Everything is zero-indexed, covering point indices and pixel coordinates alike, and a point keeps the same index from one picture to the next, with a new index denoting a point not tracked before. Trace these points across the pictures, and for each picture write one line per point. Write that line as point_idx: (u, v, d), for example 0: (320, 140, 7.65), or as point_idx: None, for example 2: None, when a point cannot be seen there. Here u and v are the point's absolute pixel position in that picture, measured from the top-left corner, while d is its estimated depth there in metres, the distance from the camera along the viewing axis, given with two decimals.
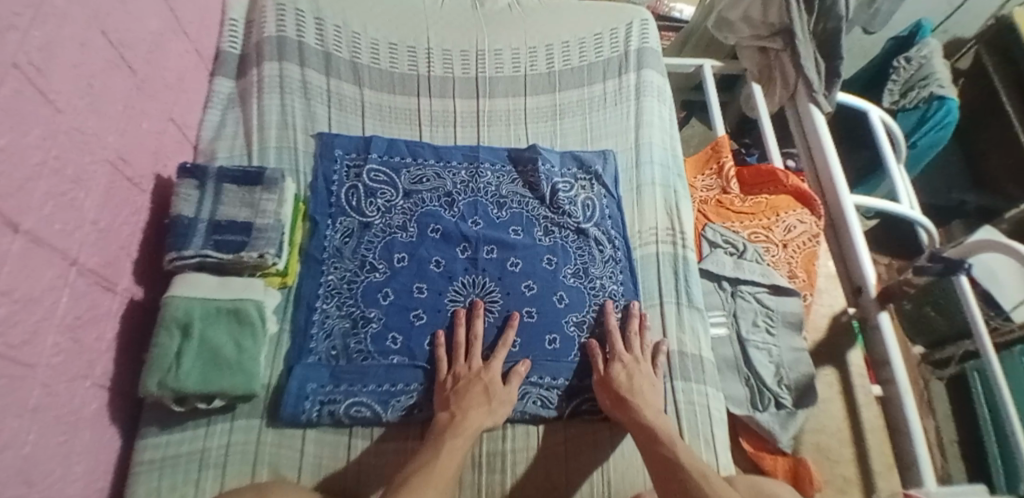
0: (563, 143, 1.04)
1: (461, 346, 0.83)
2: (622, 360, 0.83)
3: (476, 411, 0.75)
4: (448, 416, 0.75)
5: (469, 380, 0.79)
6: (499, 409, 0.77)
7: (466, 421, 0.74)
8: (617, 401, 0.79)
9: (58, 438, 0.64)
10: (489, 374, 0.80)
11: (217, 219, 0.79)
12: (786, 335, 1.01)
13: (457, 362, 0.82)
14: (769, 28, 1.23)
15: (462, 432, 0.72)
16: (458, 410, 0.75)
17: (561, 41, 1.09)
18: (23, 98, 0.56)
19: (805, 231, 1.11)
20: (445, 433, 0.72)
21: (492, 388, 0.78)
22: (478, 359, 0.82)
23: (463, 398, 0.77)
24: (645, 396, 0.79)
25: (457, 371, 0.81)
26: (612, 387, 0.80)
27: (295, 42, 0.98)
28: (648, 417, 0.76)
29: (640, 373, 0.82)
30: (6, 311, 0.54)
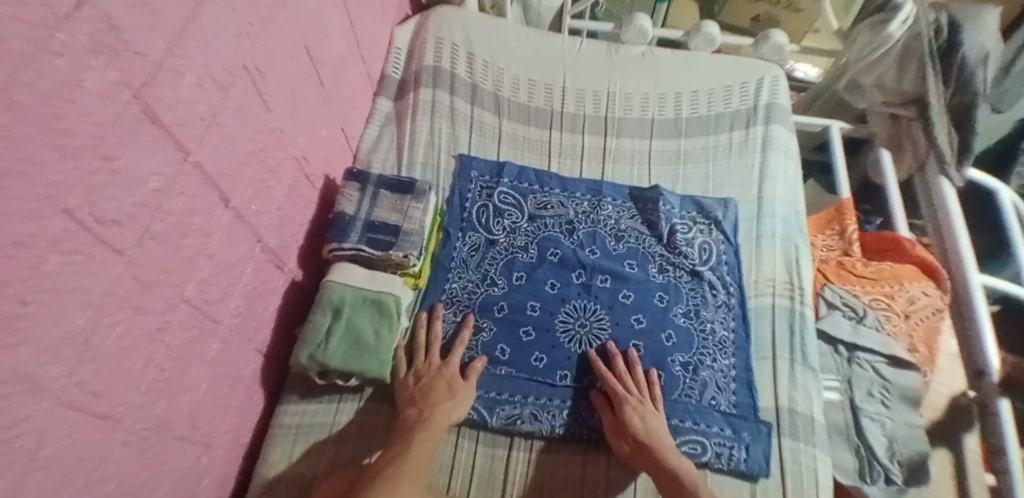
0: (683, 187, 1.08)
1: (419, 345, 0.86)
2: (632, 404, 0.81)
3: (442, 406, 0.79)
4: (415, 413, 0.77)
5: (432, 378, 0.82)
6: (461, 403, 0.81)
7: (434, 414, 0.77)
8: (637, 447, 0.78)
9: (223, 391, 0.73)
10: (448, 371, 0.83)
11: (372, 220, 0.88)
12: (902, 410, 0.95)
13: (416, 361, 0.85)
14: (901, 95, 1.23)
15: (431, 425, 0.76)
16: (425, 406, 0.78)
17: (690, 90, 1.15)
18: (245, 96, 0.65)
19: (929, 304, 1.06)
20: (415, 428, 0.75)
21: (454, 384, 0.82)
22: (434, 358, 0.85)
23: (428, 392, 0.80)
24: (663, 438, 0.78)
25: (417, 370, 0.84)
26: (624, 432, 0.79)
27: (448, 72, 1.09)
28: (671, 461, 0.75)
29: (650, 415, 0.81)
30: (208, 272, 0.65)
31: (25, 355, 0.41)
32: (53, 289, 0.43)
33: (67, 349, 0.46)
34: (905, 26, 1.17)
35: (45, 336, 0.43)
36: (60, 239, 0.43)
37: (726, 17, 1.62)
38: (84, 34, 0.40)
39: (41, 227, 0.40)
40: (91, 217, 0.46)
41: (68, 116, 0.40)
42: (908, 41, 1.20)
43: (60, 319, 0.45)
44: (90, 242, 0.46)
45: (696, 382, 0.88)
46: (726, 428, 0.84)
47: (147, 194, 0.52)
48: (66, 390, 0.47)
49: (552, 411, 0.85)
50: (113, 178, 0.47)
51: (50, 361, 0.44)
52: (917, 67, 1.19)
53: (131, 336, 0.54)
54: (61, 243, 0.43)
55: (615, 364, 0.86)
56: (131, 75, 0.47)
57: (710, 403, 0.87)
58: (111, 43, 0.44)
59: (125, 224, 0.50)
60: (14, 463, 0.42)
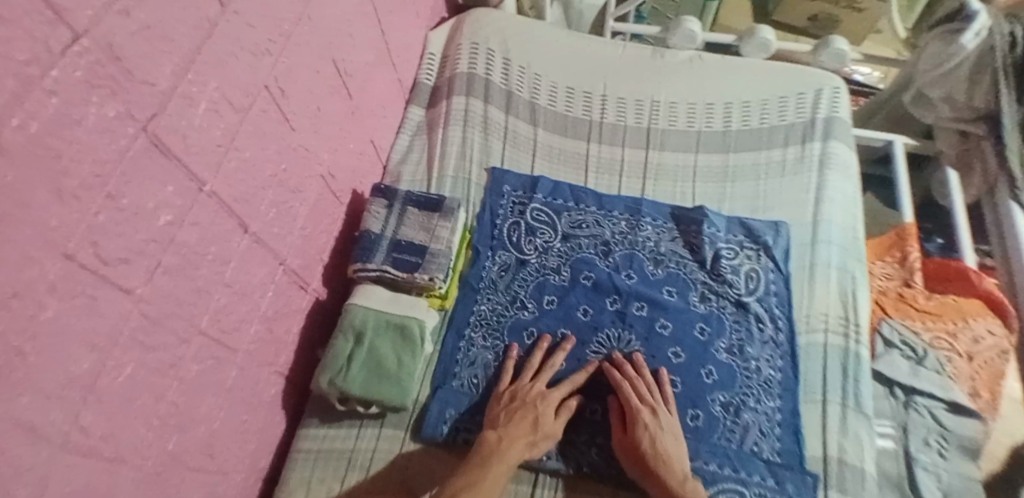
0: (730, 208, 1.00)
1: (532, 367, 0.83)
2: (643, 422, 0.76)
3: (521, 440, 0.73)
4: (495, 438, 0.73)
5: (525, 404, 0.78)
6: (541, 442, 0.75)
7: (511, 449, 0.72)
8: (643, 468, 0.74)
9: (241, 417, 0.70)
10: (544, 406, 0.78)
11: (398, 238, 0.84)
12: (960, 462, 0.87)
13: (519, 380, 0.81)
14: (973, 110, 1.13)
15: (505, 460, 0.71)
16: (505, 435, 0.74)
17: (741, 101, 1.07)
18: (266, 117, 0.61)
19: (993, 345, 0.96)
20: (491, 455, 0.71)
21: (543, 421, 0.76)
22: (535, 385, 0.80)
23: (513, 421, 0.75)
24: (671, 459, 0.74)
25: (517, 389, 0.80)
26: (632, 451, 0.75)
27: (483, 79, 1.03)
28: (676, 486, 0.71)
29: (663, 433, 0.76)
30: (225, 300, 0.61)
31: (24, 408, 0.38)
32: (52, 338, 0.40)
33: (69, 395, 0.43)
34: (978, 38, 1.07)
35: (46, 385, 0.40)
36: (60, 285, 0.39)
37: (781, 16, 1.51)
38: (82, 69, 0.36)
39: (38, 275, 0.36)
40: (95, 257, 0.42)
41: (66, 157, 0.36)
42: (981, 54, 1.09)
43: (61, 365, 0.41)
44: (94, 283, 0.43)
45: (737, 425, 0.82)
46: (769, 477, 0.78)
47: (157, 228, 0.48)
48: (69, 436, 0.44)
49: (580, 449, 0.80)
50: (119, 215, 0.43)
51: (52, 410, 0.41)
52: (991, 82, 1.09)
53: (141, 375, 0.51)
54: (62, 289, 0.39)
55: (624, 372, 0.82)
56: (137, 107, 0.42)
57: (752, 449, 0.81)
58: (113, 74, 0.39)
59: (133, 261, 0.47)
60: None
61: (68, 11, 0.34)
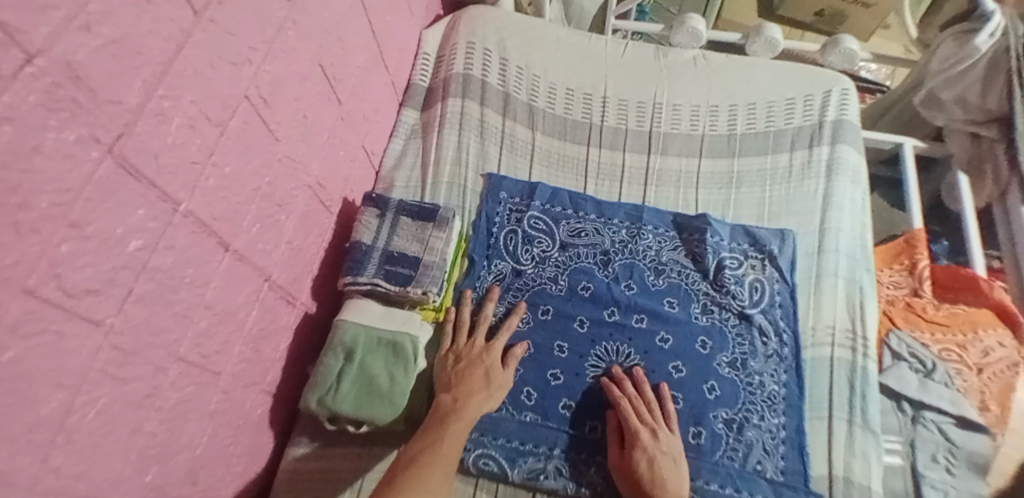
0: (735, 216, 0.97)
1: (465, 323, 0.82)
2: (642, 444, 0.73)
3: (476, 396, 0.74)
4: (449, 400, 0.73)
5: (471, 362, 0.77)
6: (494, 394, 0.76)
7: (468, 405, 0.73)
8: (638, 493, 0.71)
9: (227, 440, 0.67)
10: (490, 358, 0.78)
11: (390, 250, 0.80)
12: (970, 480, 0.85)
13: (458, 340, 0.80)
14: (986, 113, 1.09)
15: (464, 417, 0.72)
16: (459, 394, 0.73)
17: (747, 102, 1.03)
18: (249, 129, 0.57)
19: (1005, 357, 0.94)
20: (448, 416, 0.71)
21: (493, 372, 0.77)
22: (480, 341, 0.80)
23: (464, 377, 0.75)
24: (669, 482, 0.71)
25: (458, 349, 0.79)
26: (631, 475, 0.73)
27: (479, 80, 0.99)
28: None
29: (661, 455, 0.73)
30: (206, 323, 0.58)
31: None
32: (14, 382, 0.36)
33: (34, 439, 0.40)
34: (993, 39, 1.04)
35: (10, 430, 0.37)
36: (22, 324, 0.36)
37: (787, 12, 1.46)
38: (39, 92, 0.33)
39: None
40: (59, 291, 0.39)
41: (22, 190, 0.33)
42: (996, 54, 1.05)
43: (26, 409, 0.38)
44: (59, 318, 0.39)
45: (741, 443, 0.80)
46: None
47: (128, 255, 0.45)
48: (36, 479, 0.41)
49: (580, 468, 0.78)
50: (85, 244, 0.40)
51: (16, 456, 0.38)
52: (1005, 84, 1.05)
53: (114, 409, 0.48)
54: (23, 328, 0.36)
55: (624, 390, 0.80)
56: (103, 128, 0.39)
57: (755, 469, 0.78)
58: (75, 96, 0.36)
59: (102, 292, 0.43)
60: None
61: (21, 29, 0.30)
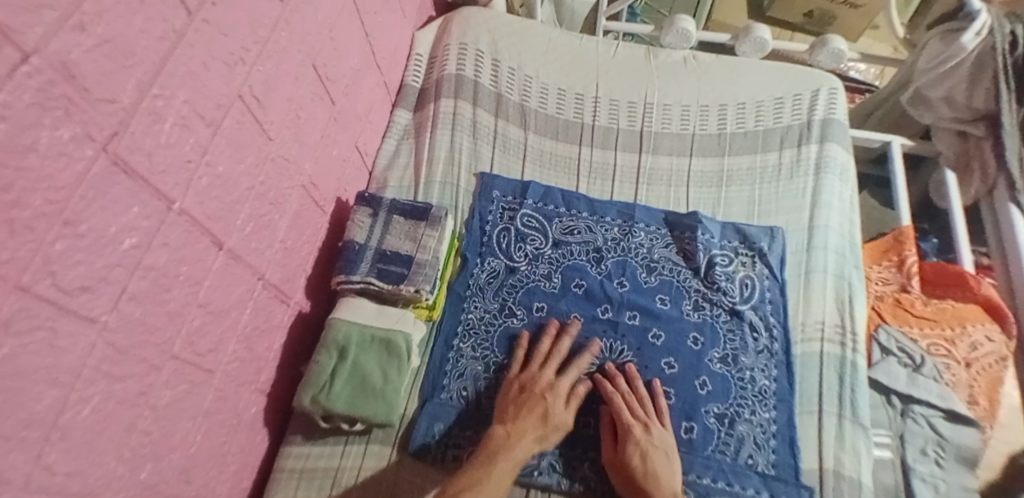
0: (725, 213, 0.98)
1: (542, 354, 0.81)
2: (634, 438, 0.74)
3: (530, 434, 0.72)
4: (502, 434, 0.71)
5: (533, 396, 0.76)
6: (551, 434, 0.73)
7: (519, 443, 0.71)
8: (632, 487, 0.72)
9: (221, 439, 0.67)
10: (554, 396, 0.76)
11: (383, 248, 0.81)
12: (958, 472, 0.86)
13: (529, 369, 0.79)
14: (973, 111, 1.11)
15: (514, 455, 0.69)
16: (513, 430, 0.72)
17: (737, 102, 1.04)
18: (242, 129, 0.58)
19: (992, 351, 0.96)
20: (500, 451, 0.69)
21: (553, 413, 0.74)
22: (546, 376, 0.78)
23: (522, 413, 0.74)
24: (661, 476, 0.72)
25: (524, 379, 0.78)
26: (622, 469, 0.73)
27: (472, 81, 1.00)
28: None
29: (653, 449, 0.74)
30: (200, 322, 0.58)
31: None
32: (7, 379, 0.37)
33: (26, 437, 0.40)
34: (978, 38, 1.04)
35: (2, 428, 0.37)
36: (16, 320, 0.36)
37: (776, 12, 1.48)
38: (33, 90, 0.33)
39: None
40: (55, 288, 0.39)
41: (16, 187, 0.33)
42: (981, 53, 1.06)
43: (18, 406, 0.38)
44: (54, 313, 0.40)
45: (732, 437, 0.80)
46: (763, 491, 0.77)
47: (122, 253, 0.46)
48: (32, 475, 0.41)
49: (573, 463, 0.78)
50: (78, 242, 0.40)
51: (10, 452, 0.39)
52: (991, 83, 1.06)
53: (108, 406, 0.49)
54: (17, 324, 0.36)
55: (619, 385, 0.80)
56: (97, 126, 0.39)
57: (747, 463, 0.79)
58: (69, 94, 0.36)
59: (96, 290, 0.44)
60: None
61: (17, 29, 0.31)
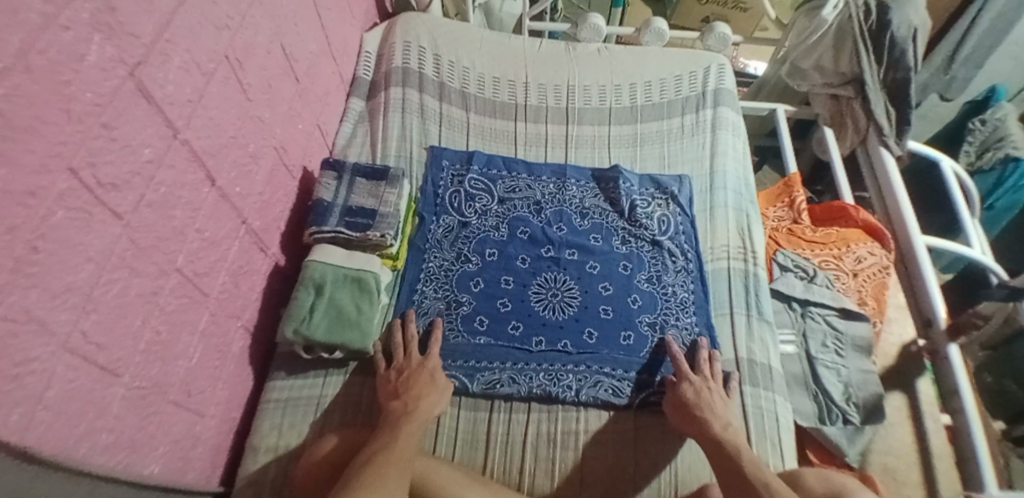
0: (642, 167, 1.16)
1: (398, 344, 0.87)
2: (692, 379, 0.84)
3: (426, 399, 0.79)
4: (401, 405, 0.77)
5: (413, 371, 0.83)
6: (441, 396, 0.81)
7: (418, 407, 0.77)
8: (687, 417, 0.80)
9: (214, 363, 0.76)
10: (430, 365, 0.84)
11: (349, 205, 0.94)
12: (856, 359, 1.01)
13: (396, 358, 0.85)
14: (840, 76, 1.32)
15: (415, 417, 0.75)
16: (409, 399, 0.78)
17: (644, 80, 1.25)
18: (227, 83, 0.73)
19: (876, 262, 1.12)
20: (400, 420, 0.74)
21: (436, 376, 0.83)
22: (416, 352, 0.86)
23: (411, 386, 0.80)
24: (717, 409, 0.81)
25: (399, 365, 0.84)
26: (680, 404, 0.82)
27: (417, 72, 1.19)
28: (719, 431, 0.77)
29: (711, 390, 0.83)
30: (197, 245, 0.69)
31: (33, 303, 0.45)
32: (59, 241, 0.47)
33: (69, 299, 0.49)
34: (836, 11, 1.26)
35: (50, 285, 0.47)
36: (66, 195, 0.47)
37: (679, 20, 1.73)
38: (87, 13, 0.48)
39: (49, 182, 0.45)
40: (93, 178, 0.50)
41: (74, 84, 0.47)
42: (840, 24, 1.27)
43: (64, 270, 0.48)
44: (91, 202, 0.50)
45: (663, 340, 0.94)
46: None
47: (140, 164, 0.57)
48: (70, 336, 0.50)
49: (530, 374, 0.88)
50: (111, 145, 0.52)
51: (56, 309, 0.48)
52: (852, 50, 1.27)
53: (129, 295, 0.58)
54: (66, 200, 0.47)
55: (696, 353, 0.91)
56: (127, 53, 0.53)
57: None
58: (110, 22, 0.51)
59: (122, 189, 0.55)
60: (22, 401, 0.45)
61: None
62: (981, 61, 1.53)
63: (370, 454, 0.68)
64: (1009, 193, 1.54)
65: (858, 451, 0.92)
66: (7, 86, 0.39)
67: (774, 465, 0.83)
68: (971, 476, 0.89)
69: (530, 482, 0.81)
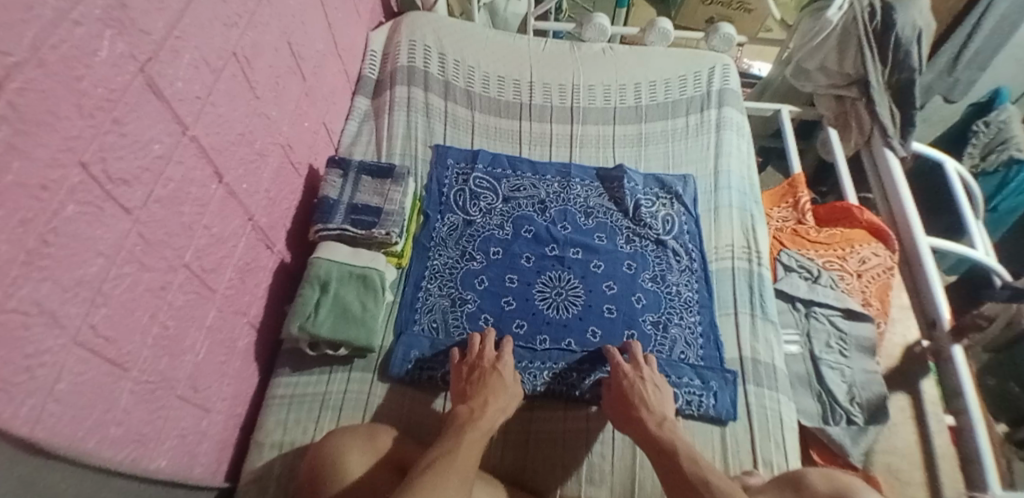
0: (646, 167, 1.16)
1: (472, 345, 0.86)
2: (625, 375, 0.83)
3: (493, 407, 0.76)
4: (467, 411, 0.74)
5: (485, 371, 0.82)
6: (507, 404, 0.78)
7: (484, 415, 0.74)
8: (625, 415, 0.78)
9: (220, 359, 0.77)
10: (503, 367, 0.82)
11: (354, 203, 0.95)
12: (860, 359, 1.01)
13: (470, 355, 0.85)
14: (845, 77, 1.32)
15: (480, 426, 0.72)
16: (477, 406, 0.75)
17: (648, 81, 1.25)
18: (235, 81, 0.73)
19: (880, 263, 1.12)
20: (466, 426, 0.71)
21: (506, 382, 0.80)
22: (491, 352, 0.85)
23: (480, 390, 0.78)
24: (652, 404, 0.79)
25: (472, 363, 0.83)
26: (618, 400, 0.81)
27: (422, 71, 1.20)
28: (653, 428, 0.75)
29: (645, 383, 0.82)
30: (205, 241, 0.70)
31: (45, 296, 0.45)
32: (71, 234, 0.47)
33: (80, 292, 0.49)
34: (841, 11, 1.26)
35: (62, 279, 0.47)
36: (78, 190, 0.48)
37: (683, 21, 1.73)
38: (99, 9, 0.48)
39: (61, 177, 0.45)
40: (103, 173, 0.51)
41: (86, 79, 0.47)
42: (845, 25, 1.27)
43: (75, 264, 0.48)
44: (101, 196, 0.51)
45: (667, 339, 0.94)
46: (696, 378, 0.89)
47: (149, 160, 0.57)
48: (80, 330, 0.50)
49: (533, 372, 0.88)
50: (121, 140, 0.53)
51: (68, 302, 0.48)
52: (856, 51, 1.27)
53: (138, 289, 0.58)
54: (78, 194, 0.47)
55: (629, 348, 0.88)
56: (137, 49, 0.54)
57: (680, 357, 0.92)
58: (121, 18, 0.51)
59: (132, 184, 0.55)
60: (33, 393, 0.45)
61: None
62: (986, 63, 1.53)
63: (428, 457, 0.65)
64: (1012, 195, 1.56)
65: (861, 452, 0.91)
66: (21, 81, 0.40)
67: (778, 465, 0.83)
68: (975, 477, 0.89)
69: (533, 479, 0.81)
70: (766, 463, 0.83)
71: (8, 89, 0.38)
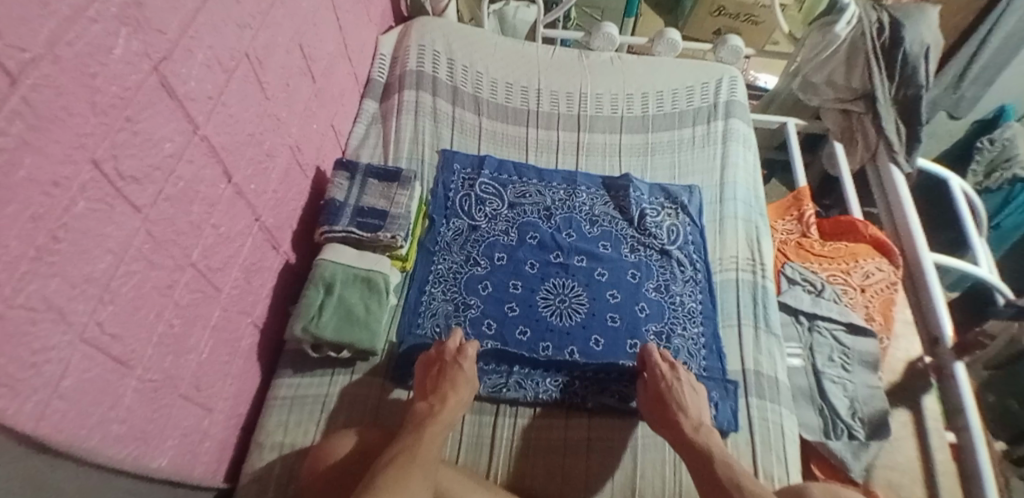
0: (652, 176, 1.17)
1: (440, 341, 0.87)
2: (664, 376, 0.83)
3: (452, 402, 0.78)
4: (426, 406, 0.77)
5: (446, 364, 0.82)
6: (463, 394, 0.79)
7: (443, 409, 0.76)
8: (663, 418, 0.80)
9: (224, 358, 0.77)
10: (462, 359, 0.83)
11: (360, 205, 0.95)
12: (862, 373, 1.01)
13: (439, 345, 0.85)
14: (851, 92, 1.33)
15: (439, 421, 0.74)
16: (436, 401, 0.77)
17: (655, 90, 1.26)
18: (247, 81, 0.74)
19: (883, 278, 1.12)
20: (424, 422, 0.74)
21: (464, 373, 0.81)
22: (453, 344, 0.85)
23: (440, 383, 0.80)
24: (688, 408, 0.80)
25: (431, 356, 0.84)
26: (657, 402, 0.81)
27: (430, 75, 1.20)
28: (690, 432, 0.78)
29: (682, 385, 0.83)
30: (212, 240, 0.70)
31: (53, 292, 0.45)
32: (81, 230, 0.48)
33: (88, 289, 0.50)
34: (850, 26, 1.25)
35: (71, 275, 0.47)
36: (89, 186, 0.48)
37: (690, 31, 1.73)
38: (115, 7, 0.48)
39: (73, 173, 0.45)
40: (114, 171, 0.51)
41: (100, 76, 0.47)
42: (853, 39, 1.28)
43: (85, 261, 0.49)
44: (112, 194, 0.51)
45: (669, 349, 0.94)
46: None
47: (160, 158, 0.58)
48: (87, 327, 0.50)
49: (535, 379, 0.88)
50: (134, 138, 0.53)
51: (74, 298, 0.48)
52: (864, 65, 1.28)
53: (146, 287, 0.58)
54: (89, 191, 0.47)
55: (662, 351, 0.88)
56: (152, 48, 0.54)
57: None
58: (137, 16, 0.51)
59: (143, 183, 0.55)
60: (37, 390, 0.45)
61: None
62: (991, 80, 1.54)
63: (388, 454, 0.67)
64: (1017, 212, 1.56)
65: (862, 467, 0.90)
66: (36, 78, 0.40)
67: (778, 478, 0.82)
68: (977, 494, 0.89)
69: (531, 485, 0.80)
70: (767, 475, 0.83)
71: (23, 84, 0.39)
